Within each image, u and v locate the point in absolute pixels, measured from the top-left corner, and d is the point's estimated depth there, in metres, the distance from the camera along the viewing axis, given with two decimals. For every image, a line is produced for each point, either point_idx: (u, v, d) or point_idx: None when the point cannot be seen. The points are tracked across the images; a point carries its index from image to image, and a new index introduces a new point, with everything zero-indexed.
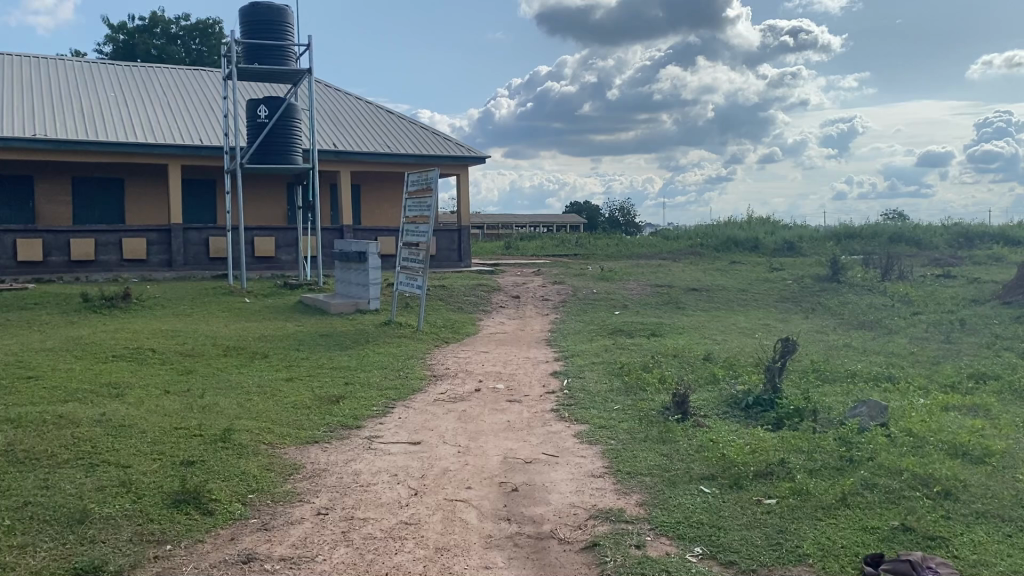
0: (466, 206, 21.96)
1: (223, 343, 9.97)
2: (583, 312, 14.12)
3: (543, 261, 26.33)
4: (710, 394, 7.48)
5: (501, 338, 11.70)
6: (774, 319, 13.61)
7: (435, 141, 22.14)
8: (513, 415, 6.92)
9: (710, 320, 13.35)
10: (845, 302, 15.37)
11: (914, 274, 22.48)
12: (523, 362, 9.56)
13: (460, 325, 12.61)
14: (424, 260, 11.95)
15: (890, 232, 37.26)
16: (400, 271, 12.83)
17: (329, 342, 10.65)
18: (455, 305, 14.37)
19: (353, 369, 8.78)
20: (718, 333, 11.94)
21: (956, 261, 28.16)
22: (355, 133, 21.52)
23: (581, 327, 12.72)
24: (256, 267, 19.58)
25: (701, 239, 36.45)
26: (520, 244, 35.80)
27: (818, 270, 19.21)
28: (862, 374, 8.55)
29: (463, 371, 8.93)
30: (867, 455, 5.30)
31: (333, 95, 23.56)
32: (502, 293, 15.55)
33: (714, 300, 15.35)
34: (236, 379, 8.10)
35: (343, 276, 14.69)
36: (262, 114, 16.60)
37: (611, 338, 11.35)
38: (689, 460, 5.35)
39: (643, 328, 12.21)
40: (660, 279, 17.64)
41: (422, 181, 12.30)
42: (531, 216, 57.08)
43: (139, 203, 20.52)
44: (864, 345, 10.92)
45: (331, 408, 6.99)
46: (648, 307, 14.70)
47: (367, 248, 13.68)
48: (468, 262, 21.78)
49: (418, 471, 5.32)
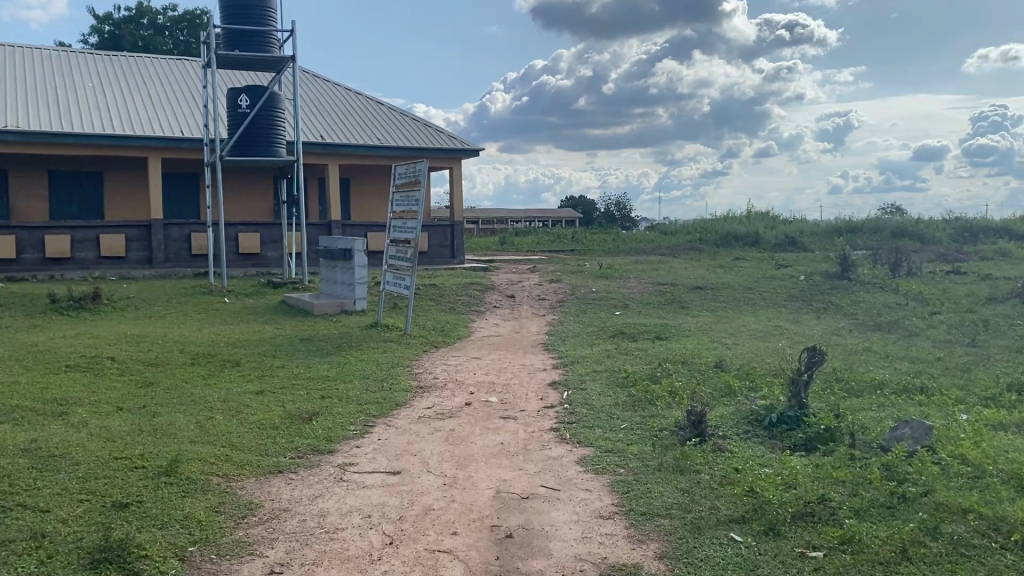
0: (459, 200, 21.15)
1: (192, 351, 9.17)
2: (583, 313, 13.32)
3: (539, 258, 25.56)
4: (728, 410, 6.71)
5: (495, 342, 10.92)
6: (785, 320, 12.84)
7: (427, 133, 21.32)
8: (507, 435, 6.14)
9: (718, 322, 12.57)
10: (856, 301, 14.62)
11: (923, 270, 21.76)
12: (519, 370, 8.78)
13: (451, 328, 11.82)
14: (412, 258, 11.16)
15: (892, 227, 36.57)
16: (388, 270, 12.03)
17: (310, 348, 9.86)
18: (447, 306, 13.58)
19: (333, 380, 7.99)
20: (727, 336, 11.18)
21: (964, 256, 27.45)
22: (344, 125, 20.68)
23: (581, 329, 11.94)
24: (241, 265, 18.79)
25: (700, 234, 35.76)
26: (515, 239, 35.05)
27: (825, 266, 18.47)
28: (892, 384, 7.79)
29: (453, 381, 8.15)
30: (922, 491, 4.52)
31: (322, 85, 22.72)
32: (497, 293, 14.77)
33: (720, 299, 14.57)
34: (199, 394, 7.31)
35: (328, 275, 13.91)
36: (243, 104, 15.82)
37: (614, 343, 10.58)
38: (714, 497, 4.58)
39: (646, 331, 11.43)
40: (661, 277, 16.89)
41: (410, 173, 11.48)
42: (527, 211, 56.31)
43: (118, 199, 19.66)
44: (885, 349, 10.17)
45: (303, 428, 6.21)
46: (651, 307, 13.93)
47: (352, 245, 12.90)
48: (462, 258, 20.97)
49: (396, 511, 4.54)
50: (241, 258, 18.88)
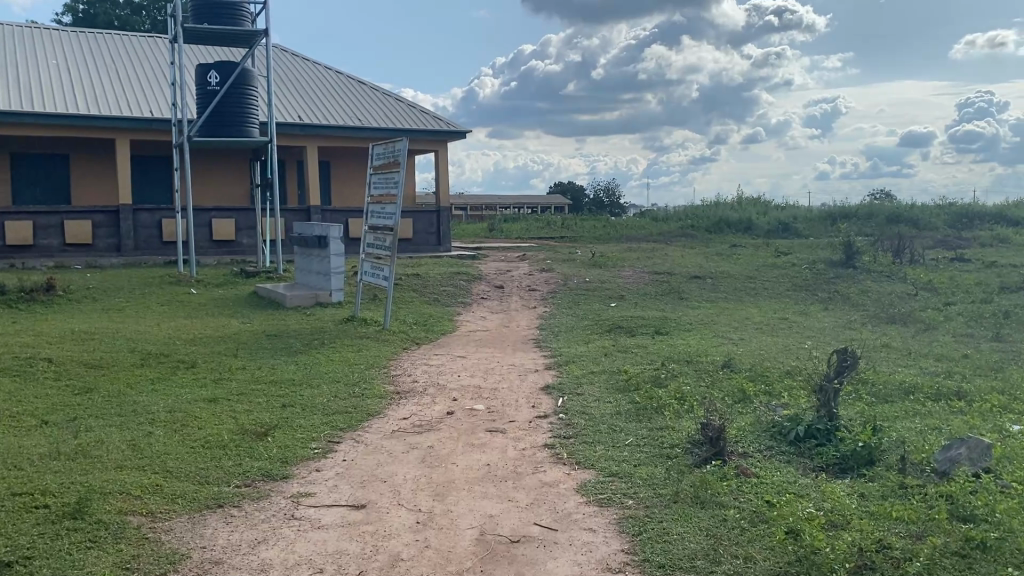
0: (444, 185, 20.21)
1: (144, 350, 8.25)
2: (575, 305, 12.44)
3: (529, 245, 24.69)
4: (747, 422, 5.86)
5: (481, 338, 10.04)
6: (792, 312, 12.00)
7: (411, 114, 20.35)
8: (494, 454, 5.28)
9: (720, 314, 11.72)
10: (864, 290, 13.80)
11: (926, 257, 20.95)
12: (508, 371, 7.89)
13: (434, 322, 10.92)
14: (391, 245, 10.23)
15: (887, 214, 35.83)
16: (365, 259, 11.10)
17: (277, 346, 8.95)
18: (430, 298, 12.67)
19: (299, 386, 7.09)
20: (731, 331, 10.33)
21: (965, 243, 26.71)
22: (323, 105, 19.67)
23: (574, 323, 11.06)
24: (215, 253, 17.85)
25: (692, 220, 34.95)
26: (504, 226, 34.12)
27: (827, 254, 17.63)
28: (924, 388, 6.95)
29: (434, 385, 7.28)
30: (1003, 534, 3.69)
31: (302, 64, 21.67)
32: (484, 283, 13.86)
33: (721, 289, 13.72)
34: (143, 403, 6.41)
35: (303, 265, 13.03)
36: (213, 80, 14.79)
37: (611, 339, 9.71)
38: (747, 543, 3.75)
39: (644, 326, 10.58)
40: (657, 265, 16.03)
41: (388, 153, 10.54)
42: (515, 197, 55.39)
43: (86, 182, 18.60)
44: (905, 344, 9.34)
45: (256, 446, 5.32)
46: (649, 299, 13.07)
47: (328, 232, 11.98)
48: (448, 245, 20.05)
49: (357, 563, 3.68)
50: (214, 246, 17.92)
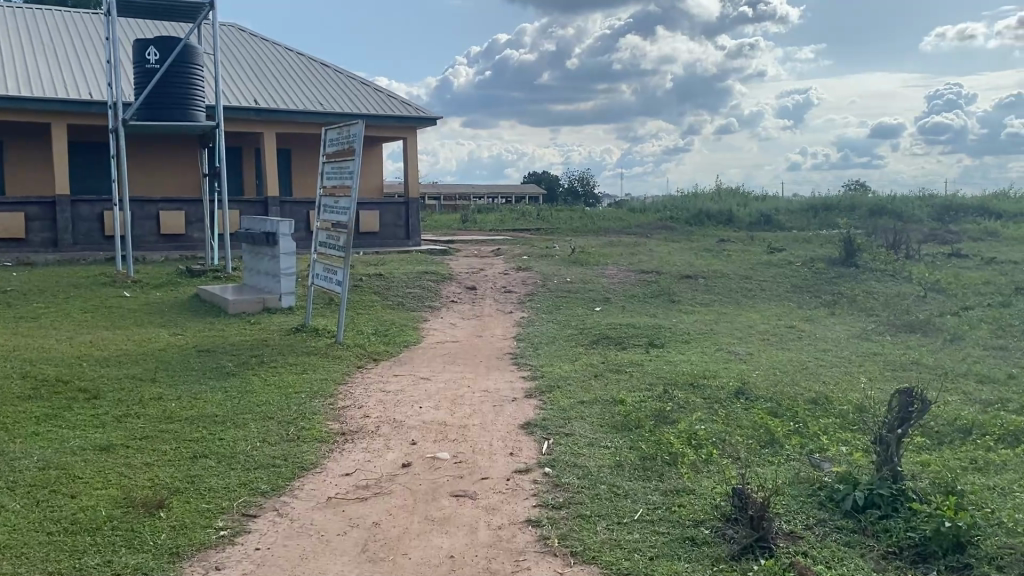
0: (413, 174, 18.80)
1: (39, 374, 6.81)
2: (556, 310, 11.13)
3: (502, 238, 23.36)
4: (784, 481, 4.59)
5: (450, 353, 8.74)
6: (797, 318, 10.79)
7: (377, 99, 18.90)
8: (461, 536, 3.97)
9: (718, 321, 10.48)
10: (869, 293, 12.63)
11: (922, 252, 19.91)
12: (481, 400, 6.57)
13: (397, 332, 9.57)
14: (345, 244, 8.84)
15: (870, 206, 34.93)
16: (316, 259, 9.70)
17: (206, 367, 7.56)
18: (394, 302, 11.30)
19: (219, 427, 5.74)
20: (734, 342, 9.09)
21: (955, 237, 25.77)
22: (281, 88, 18.16)
23: (555, 332, 9.76)
24: (163, 249, 16.37)
25: (671, 211, 33.89)
26: (477, 216, 32.76)
27: (822, 250, 16.48)
28: (986, 428, 5.72)
29: (389, 421, 5.96)
30: None
31: (260, 45, 20.05)
32: (455, 284, 12.53)
33: (716, 291, 12.48)
34: (11, 454, 5.01)
35: (252, 265, 11.63)
36: (151, 58, 13.20)
37: (599, 354, 8.42)
38: None
39: (636, 336, 9.30)
40: (643, 263, 14.79)
41: (343, 139, 9.15)
42: (490, 187, 54.05)
43: (21, 171, 16.95)
44: (937, 360, 8.14)
45: (141, 528, 3.96)
46: (637, 302, 11.79)
47: (277, 228, 10.66)
48: (417, 240, 18.65)
49: None
50: (162, 240, 16.43)
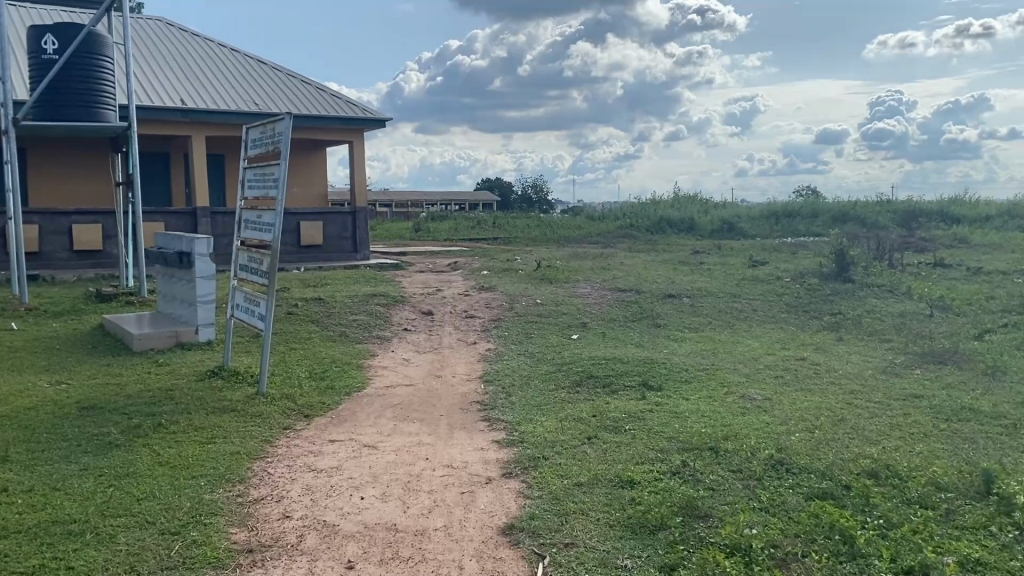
0: (361, 181, 17.09)
1: None
2: (527, 341, 9.54)
3: (459, 250, 21.74)
4: None
5: (404, 403, 7.11)
6: (804, 346, 9.38)
7: (319, 99, 17.13)
8: None
9: (716, 351, 9.01)
10: (872, 313, 11.29)
11: (904, 263, 18.78)
12: (443, 482, 4.95)
13: (337, 375, 7.92)
14: (269, 270, 7.14)
15: (832, 213, 34.06)
16: (237, 286, 7.97)
17: (85, 435, 5.80)
18: (336, 333, 9.61)
19: (72, 546, 4.04)
20: (745, 381, 7.59)
21: (927, 245, 24.81)
22: (212, 87, 16.30)
23: (529, 370, 8.18)
24: (76, 267, 14.43)
25: (632, 219, 32.63)
26: (431, 225, 31.09)
27: (808, 262, 15.17)
28: None
29: (319, 527, 4.32)
30: None
31: (191, 40, 18.12)
32: (408, 308, 10.88)
33: (703, 312, 11.03)
34: None
35: (167, 291, 9.87)
36: (49, 47, 11.34)
37: (587, 402, 6.86)
38: None
39: (627, 375, 7.77)
40: (618, 279, 13.31)
41: (267, 139, 7.46)
42: (443, 195, 52.42)
43: None
44: (993, 405, 6.74)
45: None
46: (618, 328, 10.28)
47: (193, 247, 8.99)
48: (366, 254, 16.96)
49: None
50: (75, 257, 14.49)
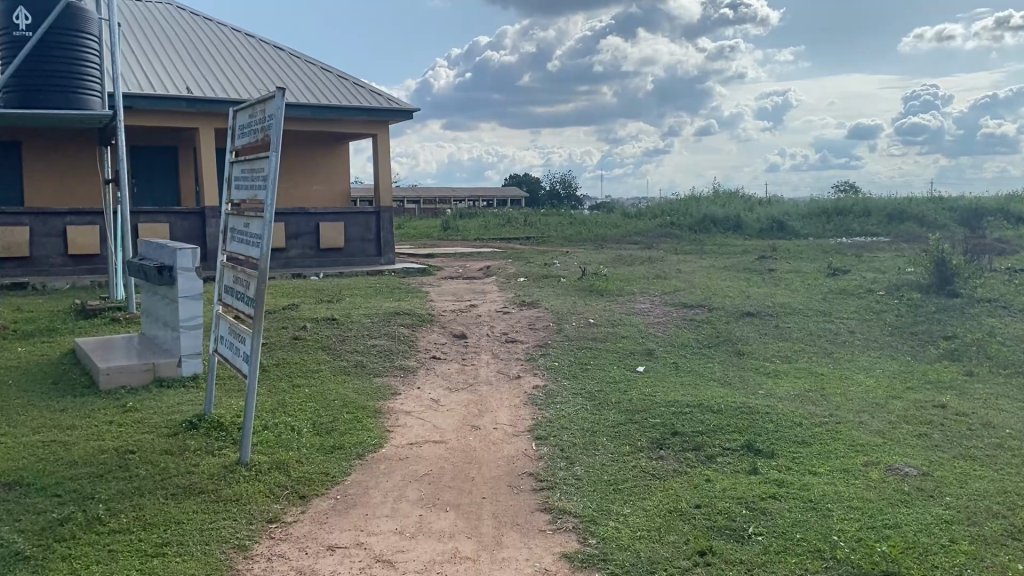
0: (386, 178, 15.36)
1: None
2: (583, 376, 7.72)
3: (492, 251, 20.02)
4: None
5: (436, 473, 5.34)
6: (933, 386, 7.45)
7: (340, 88, 15.41)
8: None
9: (826, 392, 7.15)
10: (996, 338, 9.32)
11: (992, 267, 16.65)
12: None
13: (349, 426, 6.17)
14: (256, 298, 5.39)
15: (888, 209, 31.76)
16: (219, 313, 6.22)
17: None
18: (351, 364, 7.87)
19: None
20: (883, 446, 5.72)
21: (1004, 246, 22.53)
22: (222, 74, 14.65)
23: (593, 421, 6.37)
24: (71, 273, 12.88)
25: (673, 216, 30.66)
26: (459, 223, 29.41)
27: (895, 271, 13.18)
28: None
29: None
30: None
31: (202, 24, 16.48)
32: (438, 330, 9.11)
33: (792, 336, 9.16)
34: None
35: (150, 311, 8.20)
36: (21, 22, 9.73)
37: (682, 480, 5.05)
38: None
39: (724, 433, 5.93)
40: (681, 292, 11.43)
41: (256, 126, 5.72)
42: (471, 190, 50.80)
43: None
44: None
45: None
46: (693, 357, 8.42)
47: (176, 261, 7.32)
48: (390, 257, 15.26)
49: None
50: (69, 263, 12.92)
